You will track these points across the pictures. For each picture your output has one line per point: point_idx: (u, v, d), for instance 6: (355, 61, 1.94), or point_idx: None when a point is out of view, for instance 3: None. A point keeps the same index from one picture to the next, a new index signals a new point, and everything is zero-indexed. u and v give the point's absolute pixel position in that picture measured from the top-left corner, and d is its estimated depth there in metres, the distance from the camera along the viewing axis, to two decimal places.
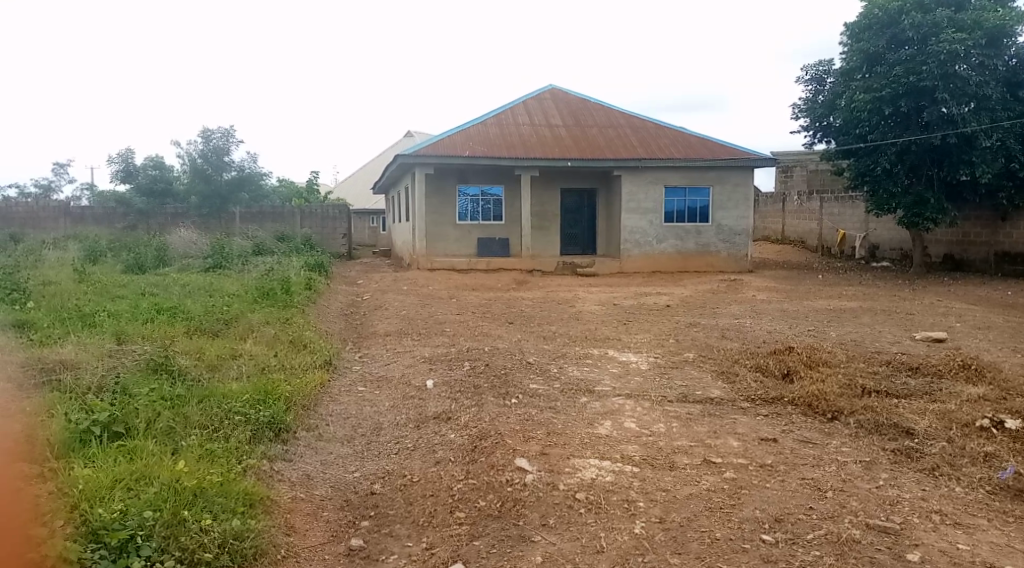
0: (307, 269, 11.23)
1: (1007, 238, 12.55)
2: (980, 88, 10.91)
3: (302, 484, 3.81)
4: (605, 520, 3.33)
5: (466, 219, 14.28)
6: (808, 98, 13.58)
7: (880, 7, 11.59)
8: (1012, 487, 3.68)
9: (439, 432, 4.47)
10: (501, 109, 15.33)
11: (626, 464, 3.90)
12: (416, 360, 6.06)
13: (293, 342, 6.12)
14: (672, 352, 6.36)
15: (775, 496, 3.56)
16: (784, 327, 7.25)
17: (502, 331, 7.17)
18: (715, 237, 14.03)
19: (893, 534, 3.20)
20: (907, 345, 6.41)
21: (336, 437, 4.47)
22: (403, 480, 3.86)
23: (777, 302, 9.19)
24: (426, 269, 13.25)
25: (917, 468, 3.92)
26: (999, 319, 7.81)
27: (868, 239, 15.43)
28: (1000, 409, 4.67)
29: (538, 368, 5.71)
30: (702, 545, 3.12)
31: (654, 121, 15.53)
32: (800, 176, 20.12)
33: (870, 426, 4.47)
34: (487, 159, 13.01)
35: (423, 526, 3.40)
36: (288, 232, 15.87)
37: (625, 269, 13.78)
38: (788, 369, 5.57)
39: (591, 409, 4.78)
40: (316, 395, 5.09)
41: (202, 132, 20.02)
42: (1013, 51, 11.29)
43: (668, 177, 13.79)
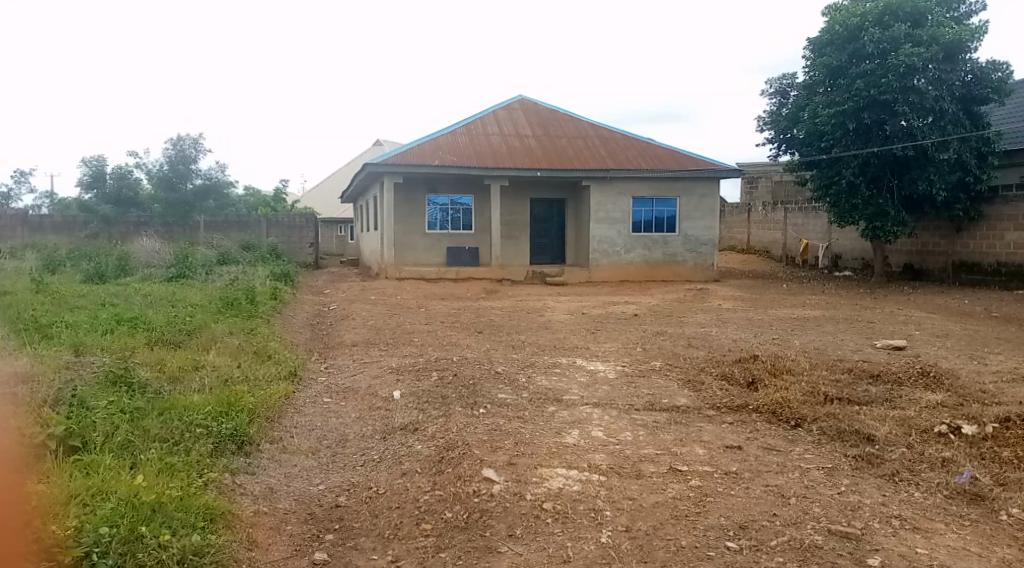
0: (274, 279, 11.10)
1: (964, 247, 12.77)
2: (937, 102, 11.22)
3: (266, 497, 3.75)
4: (572, 530, 3.33)
5: (436, 228, 14.24)
6: (773, 110, 13.82)
7: (840, 22, 11.87)
8: (968, 492, 3.77)
9: (406, 443, 4.43)
10: (471, 119, 15.35)
11: (593, 473, 3.90)
12: (383, 370, 6.01)
13: (257, 354, 6.03)
14: (639, 360, 6.40)
15: (739, 503, 3.59)
16: (749, 336, 7.35)
17: (471, 340, 7.15)
18: (682, 247, 14.18)
19: (854, 539, 3.25)
20: (868, 353, 6.54)
21: (301, 449, 4.41)
22: (369, 492, 3.82)
23: (742, 311, 9.32)
24: (395, 279, 13.18)
25: (878, 474, 3.99)
26: (957, 327, 8.01)
27: (831, 249, 15.73)
28: (958, 415, 4.78)
29: (506, 378, 5.70)
30: (668, 553, 3.14)
31: (621, 132, 15.70)
32: (765, 187, 20.49)
33: (833, 432, 4.55)
34: (456, 169, 13.01)
35: (389, 539, 3.36)
36: (254, 241, 15.66)
37: (594, 278, 13.85)
38: (753, 377, 5.63)
39: (559, 419, 4.78)
40: (280, 406, 5.02)
41: (173, 139, 20.33)
42: (969, 66, 11.58)
43: (636, 188, 13.92)
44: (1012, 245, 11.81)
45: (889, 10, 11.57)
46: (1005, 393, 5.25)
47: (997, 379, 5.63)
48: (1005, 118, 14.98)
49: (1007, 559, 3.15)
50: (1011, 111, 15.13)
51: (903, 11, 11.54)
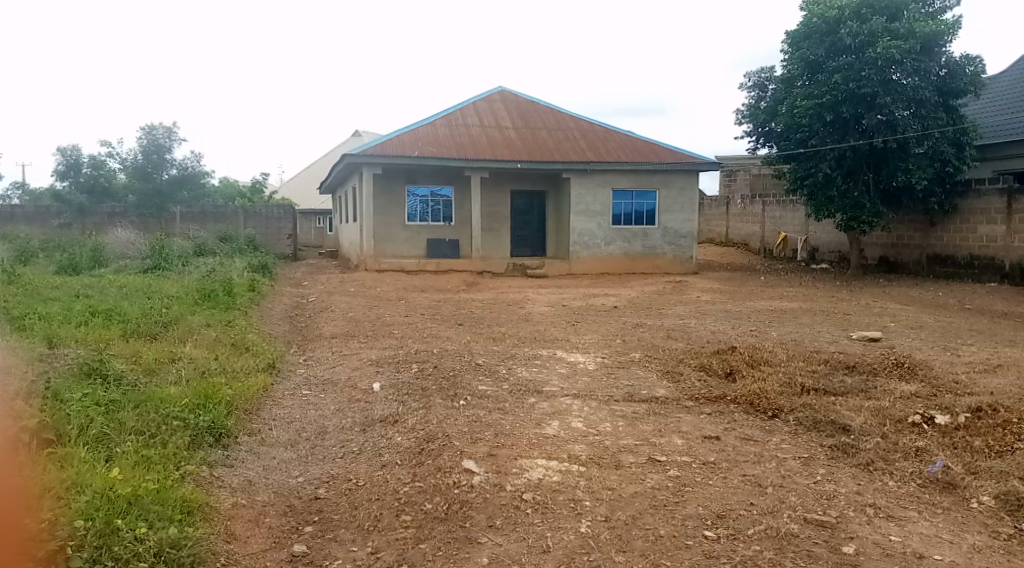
0: (251, 270, 11.01)
1: (937, 241, 12.98)
2: (915, 94, 11.36)
3: (243, 489, 3.71)
4: (552, 520, 3.34)
5: (415, 219, 14.17)
6: (751, 103, 13.88)
7: (819, 16, 11.96)
8: (941, 480, 3.84)
9: (385, 435, 4.41)
10: (451, 110, 15.27)
11: (573, 464, 3.92)
12: (363, 363, 5.98)
13: (235, 346, 5.97)
14: (619, 352, 6.44)
15: (717, 493, 3.63)
16: (727, 327, 7.42)
17: (451, 332, 7.14)
18: (661, 240, 14.25)
19: (829, 527, 3.30)
20: (844, 344, 6.63)
21: (279, 441, 4.38)
22: (348, 484, 3.81)
23: (720, 303, 9.41)
24: (374, 270, 13.12)
25: (853, 463, 4.05)
26: (930, 319, 8.15)
27: (808, 242, 15.91)
28: (931, 405, 4.87)
29: (487, 369, 5.70)
30: (647, 542, 3.16)
31: (601, 124, 15.71)
32: (743, 180, 20.64)
33: (809, 423, 4.61)
34: (436, 160, 12.95)
35: (368, 530, 3.35)
36: (231, 233, 15.49)
37: (574, 270, 13.88)
38: (731, 368, 5.70)
39: (539, 410, 4.79)
40: (257, 399, 4.98)
41: (145, 127, 19.91)
42: (944, 60, 11.73)
43: (616, 180, 13.96)
44: (984, 238, 12.00)
45: (867, 3, 11.67)
46: (977, 383, 5.36)
47: (970, 369, 5.74)
48: (977, 113, 15.28)
49: (977, 545, 3.21)
50: (985, 105, 15.42)
51: (880, 5, 11.65)
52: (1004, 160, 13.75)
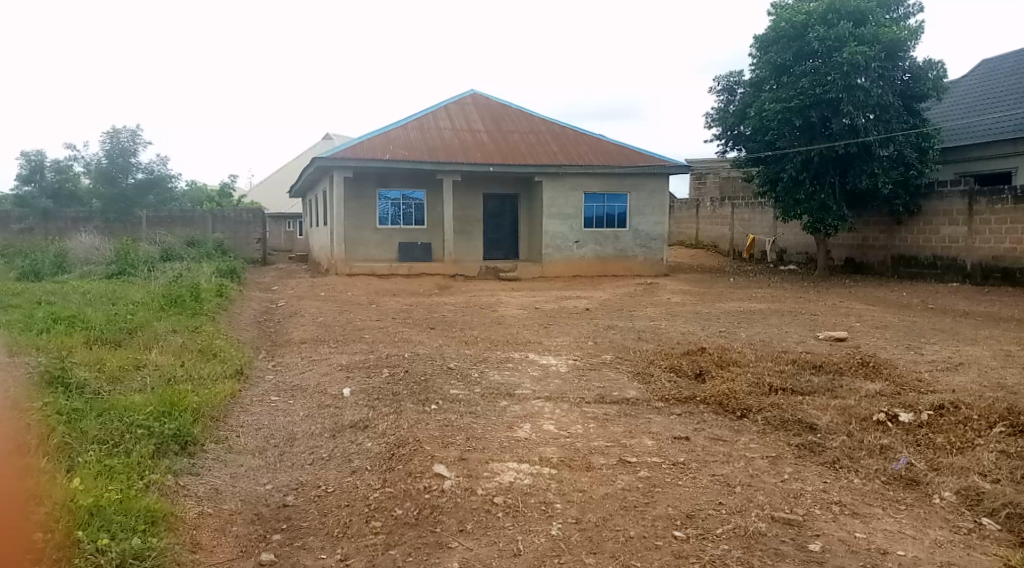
0: (219, 275, 10.85)
1: (902, 242, 13.24)
2: (880, 99, 11.59)
3: (210, 498, 3.66)
4: (523, 523, 3.34)
5: (387, 223, 14.10)
6: (720, 107, 14.02)
7: (787, 20, 12.13)
8: (904, 477, 3.91)
9: (356, 440, 4.38)
10: (423, 113, 15.23)
11: (544, 466, 3.93)
12: (333, 368, 5.93)
13: (202, 352, 5.88)
14: (590, 354, 6.47)
15: (687, 493, 3.65)
16: (697, 329, 7.49)
17: (423, 336, 7.11)
18: (633, 242, 14.35)
19: (796, 525, 3.34)
20: (811, 344, 6.73)
21: (247, 448, 4.33)
22: (318, 491, 3.78)
23: (690, 304, 9.50)
24: (345, 274, 13.04)
25: (820, 462, 4.11)
26: (895, 318, 8.31)
27: (777, 243, 16.14)
28: (895, 403, 4.96)
29: (459, 373, 5.69)
30: (617, 544, 3.18)
31: (573, 127, 15.78)
32: (713, 182, 20.88)
33: (777, 422, 4.67)
34: (408, 163, 12.90)
35: (338, 537, 3.32)
36: (199, 238, 15.27)
37: (547, 273, 13.92)
38: (700, 369, 5.76)
39: (510, 412, 4.79)
40: (225, 405, 4.91)
41: (109, 130, 19.56)
42: (908, 65, 11.98)
43: (588, 183, 14.04)
44: (946, 239, 12.26)
45: (834, 8, 11.88)
46: (939, 381, 5.47)
47: (933, 368, 5.87)
48: (940, 117, 15.64)
49: (939, 540, 3.28)
50: (947, 109, 15.79)
51: (846, 10, 11.85)
52: (966, 162, 14.09)
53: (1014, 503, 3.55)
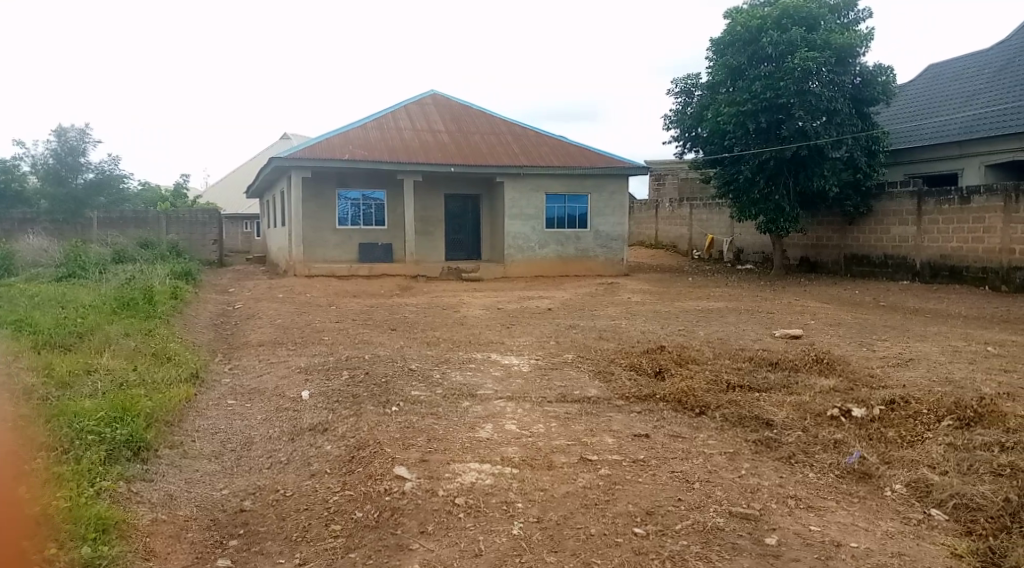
0: (174, 277, 10.62)
1: (854, 241, 13.59)
2: (830, 103, 11.89)
3: (164, 505, 3.58)
4: (484, 523, 3.34)
5: (347, 224, 13.96)
6: (678, 109, 14.18)
7: (742, 25, 12.36)
8: (857, 470, 4.02)
9: (315, 444, 4.33)
10: (382, 113, 15.13)
11: (505, 466, 3.93)
12: (291, 371, 5.84)
13: (156, 355, 5.74)
14: (552, 353, 6.49)
15: (647, 490, 3.70)
16: (657, 328, 7.57)
17: (383, 338, 7.05)
18: (594, 243, 14.46)
19: (753, 520, 3.41)
20: (767, 342, 6.86)
21: (203, 453, 4.25)
22: (276, 495, 3.72)
23: (650, 304, 9.61)
24: (303, 276, 12.88)
25: (776, 457, 4.20)
26: (848, 316, 8.52)
27: (734, 244, 16.43)
28: (848, 398, 5.08)
29: (420, 374, 5.66)
30: (578, 542, 3.20)
31: (534, 129, 15.83)
32: (672, 184, 21.16)
33: (734, 418, 4.75)
34: (367, 164, 12.80)
35: (296, 542, 3.27)
36: (152, 239, 14.91)
37: (509, 273, 13.93)
38: (660, 367, 5.82)
39: (472, 413, 4.79)
40: (179, 410, 4.80)
41: (56, 128, 18.97)
42: (858, 70, 12.30)
43: (549, 184, 14.10)
44: (896, 238, 12.62)
45: (787, 13, 12.14)
46: (890, 376, 5.63)
47: (884, 363, 6.03)
48: (890, 119, 16.08)
49: (890, 531, 3.38)
50: (896, 112, 16.25)
51: (799, 15, 12.13)
52: (915, 164, 14.52)
53: (961, 493, 3.67)
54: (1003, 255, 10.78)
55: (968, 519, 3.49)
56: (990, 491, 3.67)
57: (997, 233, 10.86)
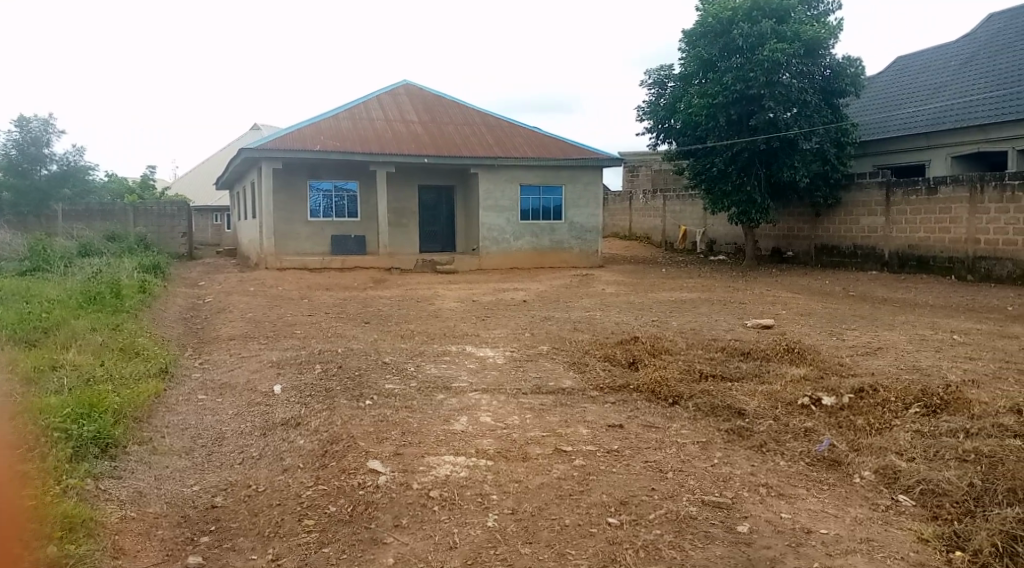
0: (142, 271, 10.44)
1: (824, 232, 13.78)
2: (800, 95, 12.01)
3: (133, 502, 3.52)
4: (458, 516, 3.34)
5: (319, 215, 13.81)
6: (651, 100, 14.23)
7: (713, 17, 12.41)
8: (827, 458, 4.08)
9: (287, 438, 4.29)
10: (355, 103, 14.97)
11: (480, 459, 3.92)
12: (263, 365, 5.78)
13: (124, 351, 5.64)
14: (527, 345, 6.50)
15: (621, 480, 3.72)
16: (630, 319, 7.61)
17: (357, 331, 7.00)
18: (568, 234, 14.49)
19: (725, 508, 3.45)
20: (739, 332, 6.94)
21: (173, 449, 4.19)
22: (248, 490, 3.68)
23: (624, 295, 9.67)
24: (275, 268, 12.74)
25: (747, 446, 4.25)
26: (819, 306, 8.64)
27: (706, 235, 16.58)
28: (818, 387, 5.16)
29: (394, 367, 5.63)
30: (553, 533, 3.21)
31: (508, 119, 15.78)
32: (646, 175, 21.26)
33: (707, 408, 4.80)
34: (339, 155, 12.67)
35: (269, 537, 3.24)
36: (120, 232, 14.62)
37: (484, 265, 13.91)
38: (633, 358, 5.86)
39: (447, 406, 4.78)
40: (148, 405, 4.73)
41: (18, 118, 18.43)
42: (827, 62, 12.43)
43: (523, 175, 14.08)
44: (865, 229, 12.82)
45: (757, 5, 12.20)
46: (859, 365, 5.73)
47: (853, 352, 6.13)
48: (859, 111, 16.30)
49: (859, 517, 3.44)
50: (865, 104, 16.46)
51: (769, 7, 12.20)
52: (884, 156, 14.75)
53: (927, 479, 3.74)
54: (969, 245, 11.01)
55: (934, 504, 3.56)
56: (956, 476, 3.75)
57: (963, 223, 11.08)
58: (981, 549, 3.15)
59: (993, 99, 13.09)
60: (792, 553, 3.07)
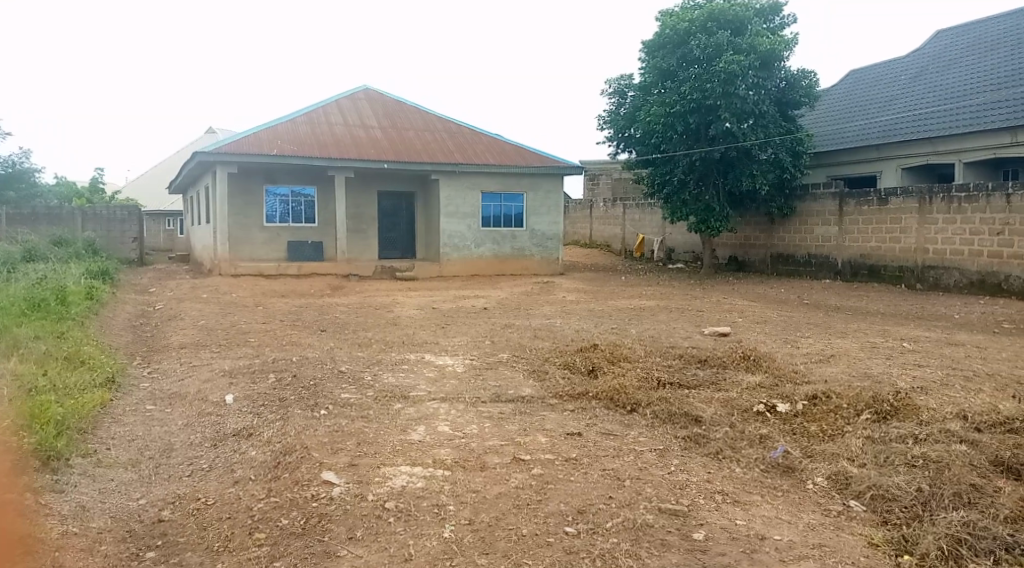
0: (90, 277, 10.15)
1: (778, 241, 14.06)
2: (755, 106, 12.25)
3: (75, 517, 3.39)
4: (414, 527, 3.29)
5: (276, 221, 13.61)
6: (611, 110, 14.37)
7: (670, 28, 12.58)
8: (781, 464, 4.14)
9: (239, 449, 4.19)
10: (313, 108, 14.80)
11: (437, 469, 3.88)
12: (215, 374, 5.64)
13: (68, 360, 5.45)
14: (486, 353, 6.47)
15: (579, 488, 3.71)
16: (590, 326, 7.64)
17: (314, 339, 6.89)
18: (529, 242, 14.52)
19: (681, 516, 3.46)
20: (696, 339, 7.01)
21: (118, 462, 4.05)
22: (196, 504, 3.57)
23: (584, 302, 9.71)
24: (231, 275, 12.49)
25: (704, 453, 4.28)
26: (774, 314, 8.79)
27: (665, 243, 16.79)
28: (773, 395, 5.23)
29: (351, 376, 5.55)
30: (509, 543, 3.18)
31: (469, 126, 15.77)
32: (606, 184, 21.44)
33: (664, 415, 4.83)
34: (298, 159, 12.49)
35: (217, 552, 3.15)
36: (68, 236, 14.20)
37: (445, 272, 13.85)
38: (593, 365, 5.87)
39: (405, 415, 4.72)
40: (93, 416, 4.58)
41: None
42: (782, 74, 12.70)
43: (484, 182, 14.07)
44: (819, 238, 13.10)
45: (713, 17, 12.40)
46: (812, 372, 5.83)
47: (807, 360, 6.24)
48: (812, 123, 16.69)
49: (812, 523, 3.48)
50: (818, 116, 16.86)
51: (725, 19, 12.41)
52: (837, 167, 15.11)
53: (877, 485, 3.81)
54: (918, 254, 11.32)
55: (884, 509, 3.63)
56: (905, 481, 3.83)
57: (912, 233, 11.39)
58: (929, 553, 3.21)
59: (941, 113, 13.53)
60: (747, 559, 3.10)
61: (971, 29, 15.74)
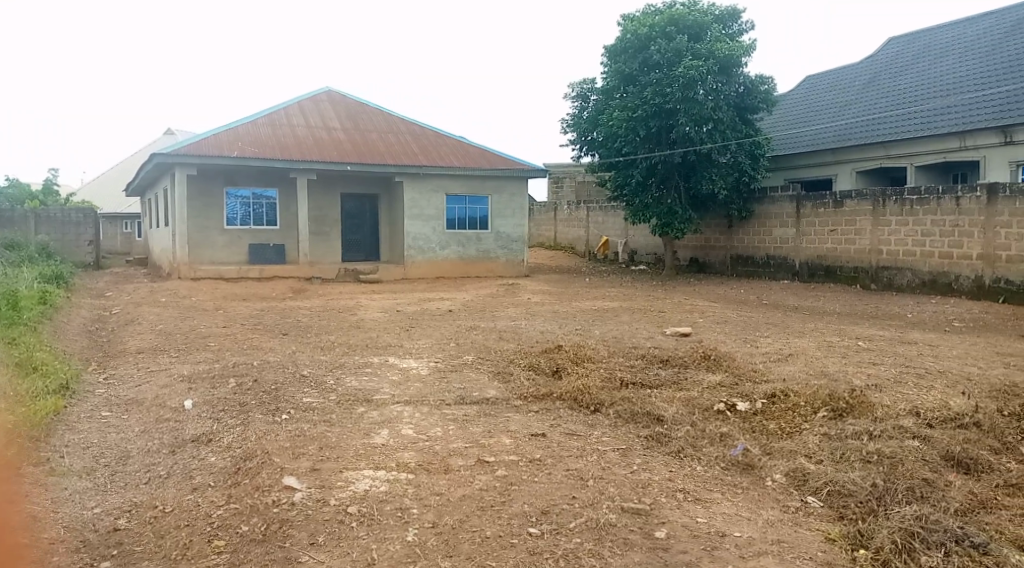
0: (43, 281, 9.90)
1: (738, 243, 14.31)
2: (715, 111, 12.46)
3: (26, 528, 3.31)
4: (377, 531, 3.28)
5: (236, 223, 13.42)
6: (575, 113, 14.47)
7: (631, 33, 12.73)
8: (741, 462, 4.22)
9: (198, 456, 4.12)
10: (274, 109, 14.63)
11: (401, 472, 3.87)
12: (173, 379, 5.54)
13: (20, 366, 5.31)
14: (451, 355, 6.47)
15: (543, 489, 3.74)
16: (554, 328, 7.68)
17: (275, 343, 6.81)
18: (494, 244, 14.54)
19: (643, 514, 3.51)
20: (658, 340, 7.10)
21: (72, 470, 3.95)
22: (154, 512, 3.51)
23: (548, 304, 9.76)
24: (189, 278, 12.31)
25: (666, 452, 4.34)
26: (734, 314, 8.94)
27: (628, 245, 16.95)
28: (733, 393, 5.32)
29: (313, 380, 5.49)
30: (473, 545, 3.19)
31: (433, 129, 15.74)
32: (571, 186, 21.56)
33: (627, 415, 4.89)
34: (259, 161, 12.32)
35: (176, 560, 3.10)
36: (19, 240, 13.81)
37: (409, 275, 13.80)
38: (557, 366, 5.91)
39: (368, 419, 4.69)
40: (46, 423, 4.47)
41: None
42: (741, 79, 12.93)
43: (449, 185, 14.05)
44: (778, 240, 13.36)
45: (672, 22, 12.59)
46: (771, 371, 5.95)
47: (766, 359, 6.37)
48: (770, 128, 17.02)
49: (770, 519, 3.56)
50: (776, 121, 17.19)
51: (684, 24, 12.61)
52: (795, 170, 15.43)
53: (833, 481, 3.91)
54: (873, 255, 11.61)
55: (840, 505, 3.72)
56: (859, 477, 3.93)
57: (866, 235, 11.69)
58: (882, 546, 3.30)
59: (893, 118, 13.91)
60: (707, 556, 3.15)
61: (921, 37, 16.19)
